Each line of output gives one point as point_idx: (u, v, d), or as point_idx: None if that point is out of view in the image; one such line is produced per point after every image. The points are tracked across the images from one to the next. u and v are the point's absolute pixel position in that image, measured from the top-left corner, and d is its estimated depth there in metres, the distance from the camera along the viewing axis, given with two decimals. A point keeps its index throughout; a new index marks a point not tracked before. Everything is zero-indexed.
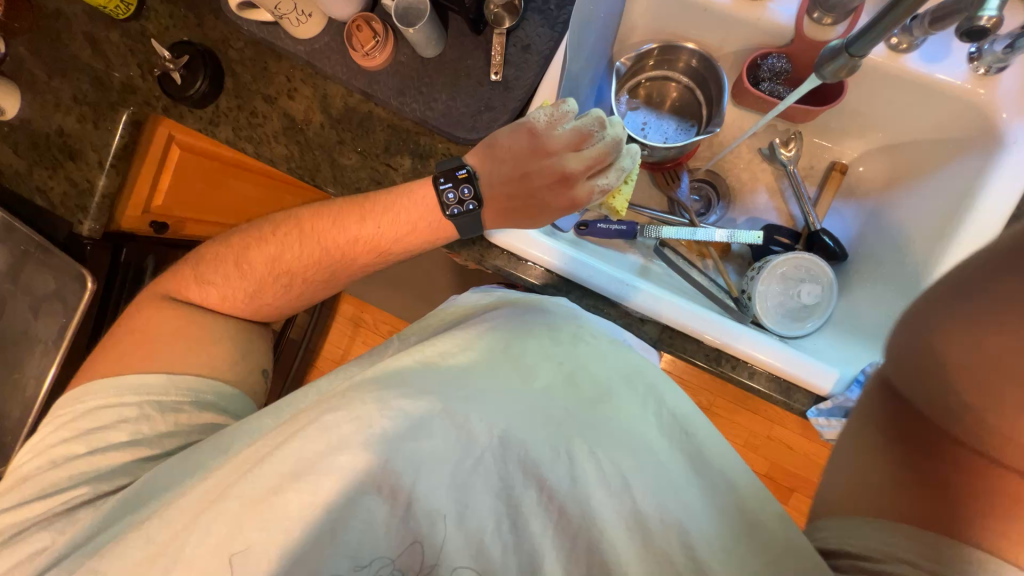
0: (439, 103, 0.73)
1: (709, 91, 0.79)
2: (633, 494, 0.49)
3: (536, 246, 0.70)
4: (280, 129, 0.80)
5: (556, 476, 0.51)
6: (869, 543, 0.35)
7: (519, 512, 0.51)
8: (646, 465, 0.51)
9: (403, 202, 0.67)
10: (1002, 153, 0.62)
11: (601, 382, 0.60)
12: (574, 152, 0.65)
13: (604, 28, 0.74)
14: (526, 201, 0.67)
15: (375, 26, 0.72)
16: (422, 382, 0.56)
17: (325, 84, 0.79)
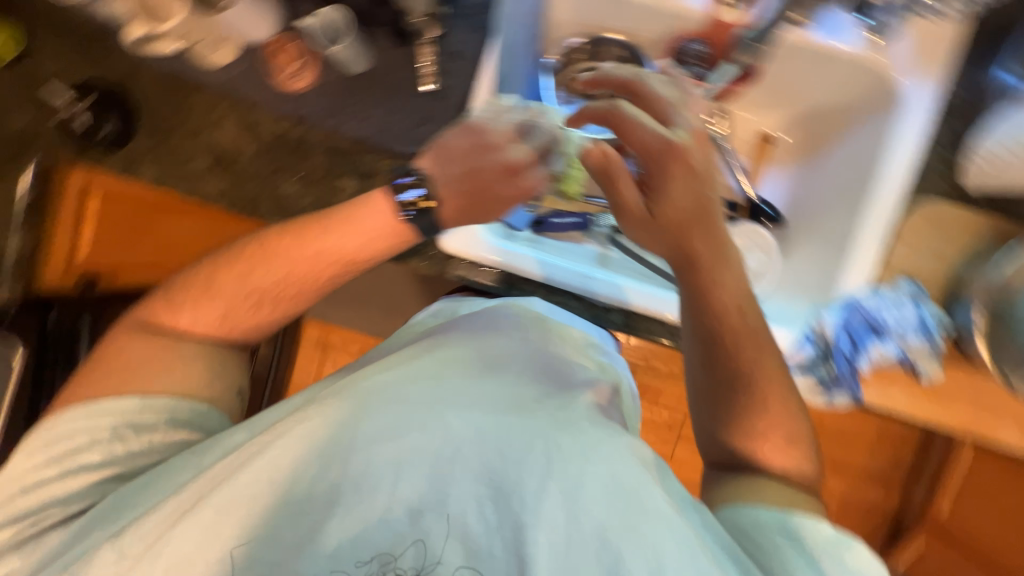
0: (376, 119, 0.72)
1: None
2: (611, 468, 0.49)
3: (490, 251, 0.72)
4: (210, 163, 0.75)
5: (532, 459, 0.50)
6: (780, 548, 0.49)
7: (499, 495, 0.50)
8: (619, 444, 0.51)
9: (363, 211, 0.65)
10: (903, 112, 0.68)
11: (571, 377, 0.61)
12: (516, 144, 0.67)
13: (532, 28, 0.75)
14: (481, 197, 0.65)
15: (296, 47, 0.69)
16: (396, 391, 0.55)
17: (251, 111, 0.74)
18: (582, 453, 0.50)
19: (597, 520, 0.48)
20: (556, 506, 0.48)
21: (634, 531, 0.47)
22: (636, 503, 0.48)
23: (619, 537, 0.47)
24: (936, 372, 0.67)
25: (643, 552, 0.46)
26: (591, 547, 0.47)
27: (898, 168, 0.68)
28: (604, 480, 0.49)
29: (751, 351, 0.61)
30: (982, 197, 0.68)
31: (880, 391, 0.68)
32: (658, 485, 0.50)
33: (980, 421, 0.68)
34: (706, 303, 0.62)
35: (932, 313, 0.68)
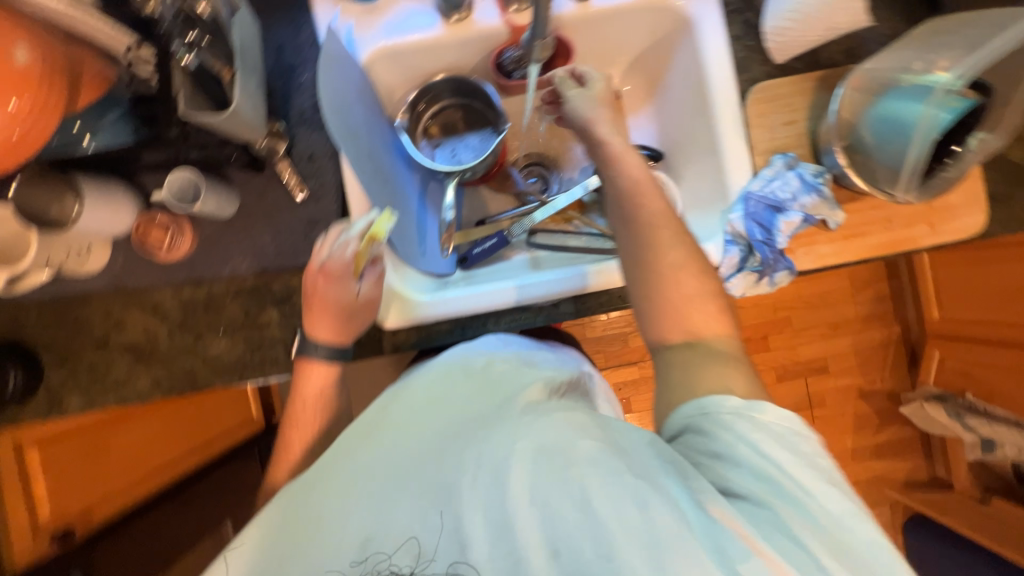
0: (268, 246, 0.73)
1: (477, 99, 0.87)
2: (535, 438, 0.50)
3: (431, 306, 0.75)
4: (131, 363, 0.74)
5: (462, 455, 0.52)
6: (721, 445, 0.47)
7: (440, 496, 0.50)
8: (545, 416, 0.52)
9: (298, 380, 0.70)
10: (698, 26, 0.77)
11: (506, 382, 0.62)
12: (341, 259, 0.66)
13: (369, 103, 0.78)
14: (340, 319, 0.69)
15: (160, 220, 0.70)
16: (346, 449, 0.59)
17: (148, 296, 0.73)
18: (519, 432, 0.51)
19: (524, 490, 0.48)
20: (493, 491, 0.49)
21: (568, 487, 0.47)
22: (570, 461, 0.48)
23: (550, 496, 0.47)
24: (841, 214, 0.72)
25: (575, 505, 0.46)
26: (526, 523, 0.47)
27: (719, 71, 0.76)
28: (539, 447, 0.49)
29: (710, 300, 0.57)
30: (795, 61, 0.76)
31: (809, 253, 0.74)
32: (591, 435, 0.50)
33: (897, 234, 0.75)
34: (615, 202, 0.61)
35: (813, 169, 0.72)
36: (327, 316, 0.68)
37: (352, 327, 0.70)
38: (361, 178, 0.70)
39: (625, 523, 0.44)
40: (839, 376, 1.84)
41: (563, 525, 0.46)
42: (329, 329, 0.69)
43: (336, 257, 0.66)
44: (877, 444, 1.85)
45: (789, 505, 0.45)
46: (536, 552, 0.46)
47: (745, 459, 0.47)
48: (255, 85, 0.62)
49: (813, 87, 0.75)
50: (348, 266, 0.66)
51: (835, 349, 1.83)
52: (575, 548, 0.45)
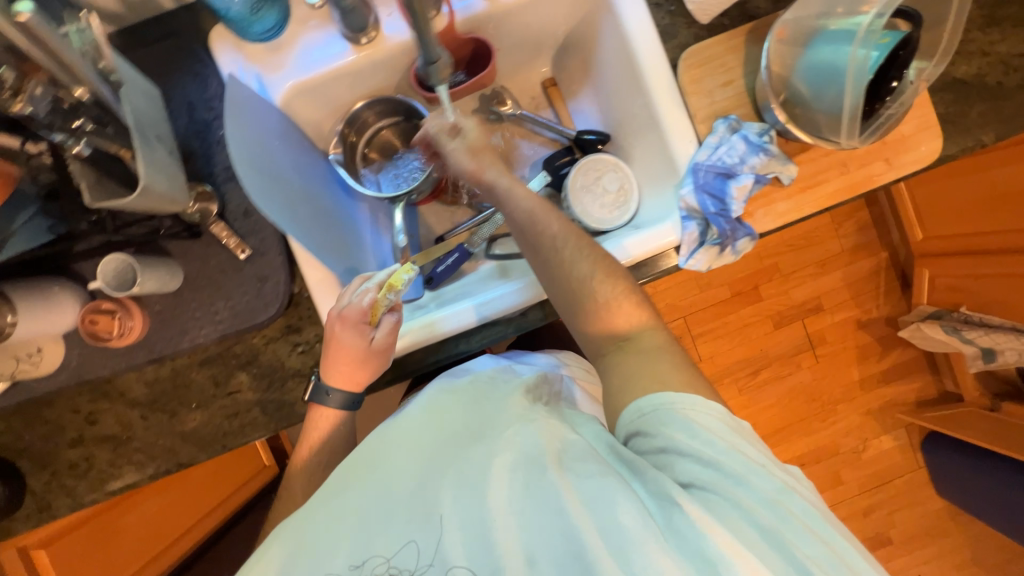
0: (222, 311, 0.71)
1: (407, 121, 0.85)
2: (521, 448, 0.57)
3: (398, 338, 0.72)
4: (111, 455, 0.72)
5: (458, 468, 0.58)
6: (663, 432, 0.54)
7: (432, 513, 0.54)
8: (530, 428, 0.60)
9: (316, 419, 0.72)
10: (615, 0, 0.74)
11: (493, 398, 0.68)
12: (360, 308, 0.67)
13: (297, 144, 0.76)
14: (352, 366, 0.68)
15: (106, 307, 0.66)
16: (346, 478, 0.61)
17: (113, 384, 0.72)
18: (511, 450, 0.57)
19: (508, 504, 0.53)
20: (478, 503, 0.53)
21: (547, 494, 0.52)
22: (552, 472, 0.54)
23: (531, 505, 0.52)
24: (793, 168, 0.70)
25: (553, 510, 0.51)
26: (509, 531, 0.51)
27: (646, 43, 0.73)
28: (526, 461, 0.55)
29: (622, 297, 0.64)
30: (721, 19, 0.73)
31: (770, 212, 0.72)
32: (571, 448, 0.57)
33: (854, 176, 0.73)
34: (528, 238, 0.67)
35: (757, 128, 0.70)
36: (340, 365, 0.68)
37: (366, 374, 0.70)
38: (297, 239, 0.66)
39: (595, 521, 0.50)
40: (834, 311, 1.83)
41: (541, 531, 0.51)
42: (345, 377, 0.69)
43: (353, 306, 0.67)
44: (883, 370, 1.86)
45: (733, 486, 0.50)
46: (515, 554, 0.50)
47: (689, 450, 0.53)
48: (165, 154, 0.59)
49: (744, 42, 0.72)
50: (365, 314, 0.67)
51: (826, 285, 1.82)
52: (550, 549, 0.50)
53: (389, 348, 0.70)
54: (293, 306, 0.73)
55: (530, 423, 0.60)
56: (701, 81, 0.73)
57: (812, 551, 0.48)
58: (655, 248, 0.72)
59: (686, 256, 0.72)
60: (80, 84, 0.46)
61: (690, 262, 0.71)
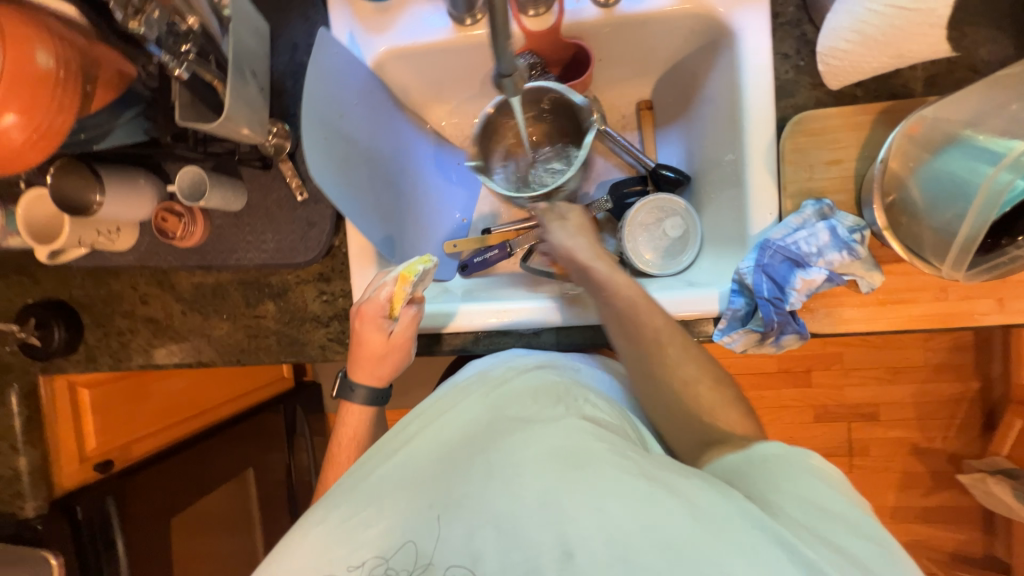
0: (269, 241, 0.76)
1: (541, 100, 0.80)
2: (577, 450, 0.53)
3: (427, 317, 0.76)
4: (151, 334, 0.82)
5: (499, 459, 0.54)
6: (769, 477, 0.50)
7: (452, 502, 0.52)
8: (584, 435, 0.55)
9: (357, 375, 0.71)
10: (738, 40, 0.67)
11: (548, 395, 0.63)
12: (378, 301, 0.69)
13: (378, 105, 0.77)
14: (371, 361, 0.71)
15: (178, 208, 0.74)
16: (399, 452, 0.60)
17: (168, 276, 0.81)
18: (560, 438, 0.55)
19: (538, 489, 0.51)
20: (507, 496, 0.51)
21: (579, 490, 0.50)
22: (584, 465, 0.51)
23: (563, 496, 0.50)
24: (878, 277, 0.61)
25: (590, 504, 0.48)
26: (542, 518, 0.49)
27: (758, 94, 0.66)
28: (553, 453, 0.53)
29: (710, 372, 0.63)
30: (855, 88, 0.64)
31: (833, 316, 0.64)
32: (601, 446, 0.53)
33: (952, 306, 0.63)
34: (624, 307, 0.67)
35: (851, 222, 0.61)
36: (363, 361, 0.71)
37: (387, 366, 0.72)
38: (358, 225, 0.69)
39: (636, 534, 0.46)
40: (890, 426, 1.61)
41: (577, 523, 0.48)
42: (369, 371, 0.71)
43: (373, 300, 0.68)
44: (924, 507, 1.62)
45: (791, 515, 0.47)
46: (551, 549, 0.47)
47: (759, 490, 0.49)
48: (257, 89, 0.63)
49: (870, 122, 0.63)
50: (383, 307, 0.68)
51: (890, 396, 1.59)
52: (588, 548, 0.46)
53: (408, 340, 0.71)
54: (330, 256, 0.77)
55: (560, 415, 0.59)
56: (805, 152, 0.65)
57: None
58: (693, 313, 0.68)
59: (722, 331, 0.67)
60: (194, 13, 0.53)
61: (723, 339, 0.66)
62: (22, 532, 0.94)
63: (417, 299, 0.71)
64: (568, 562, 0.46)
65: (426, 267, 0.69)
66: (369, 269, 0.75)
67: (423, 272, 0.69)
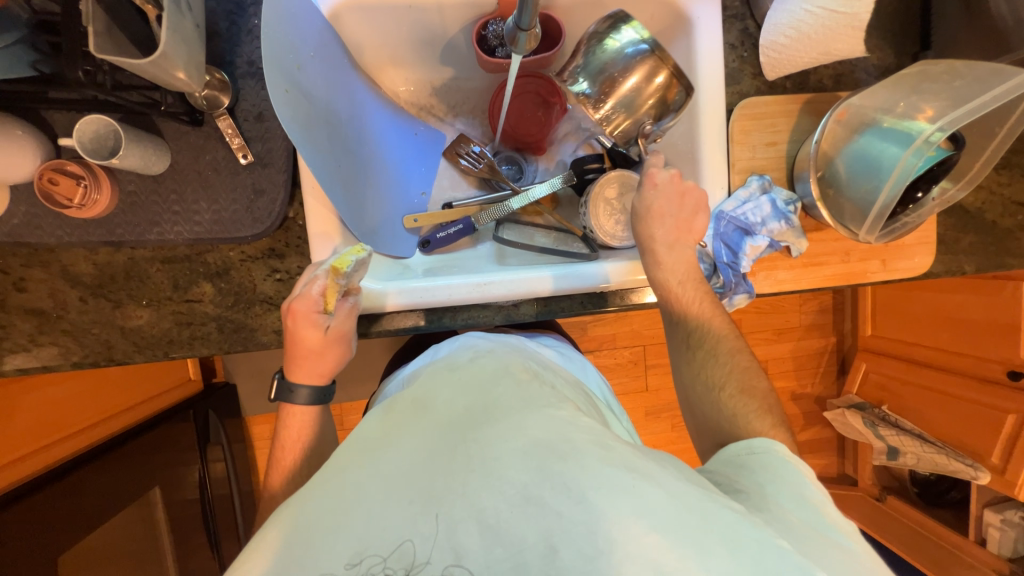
0: (203, 212, 0.65)
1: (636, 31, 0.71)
2: (562, 436, 0.47)
3: (399, 295, 0.72)
4: (34, 329, 0.65)
5: (474, 453, 0.47)
6: (785, 479, 0.51)
7: (437, 496, 0.44)
8: (569, 422, 0.49)
9: (296, 374, 0.63)
10: (695, 27, 0.73)
11: (523, 378, 0.57)
12: (307, 296, 0.60)
13: (332, 59, 0.69)
14: (306, 359, 0.62)
15: (72, 169, 0.59)
16: (365, 447, 0.51)
17: (56, 256, 0.65)
18: (537, 427, 0.48)
19: (521, 482, 0.44)
20: (488, 491, 0.44)
21: (568, 483, 0.43)
22: (568, 456, 0.45)
23: (551, 488, 0.43)
24: (804, 243, 0.73)
25: (572, 498, 0.42)
26: (526, 511, 0.42)
27: (712, 78, 0.73)
28: (537, 445, 0.46)
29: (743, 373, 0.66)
30: (787, 81, 0.74)
31: (770, 277, 0.75)
32: (583, 436, 0.47)
33: (853, 267, 0.77)
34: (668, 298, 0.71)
35: (785, 196, 0.71)
36: (296, 360, 0.62)
37: (329, 363, 0.63)
38: (324, 188, 0.63)
39: (629, 528, 0.41)
40: (776, 378, 1.90)
41: (563, 517, 0.42)
42: (308, 369, 0.62)
43: (302, 296, 0.60)
44: (799, 441, 1.97)
45: (791, 509, 0.48)
46: (533, 542, 0.41)
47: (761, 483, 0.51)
48: (192, 25, 0.53)
49: (797, 110, 0.74)
50: (314, 301, 0.60)
51: (775, 353, 1.89)
52: (573, 542, 0.41)
53: (348, 333, 0.64)
54: (283, 229, 0.68)
55: (548, 402, 0.52)
56: (749, 134, 0.74)
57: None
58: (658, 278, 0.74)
59: None
60: None
61: None
62: None
63: (352, 291, 0.64)
64: (552, 556, 0.41)
65: (363, 254, 0.62)
66: (330, 242, 0.68)
67: (359, 262, 0.61)
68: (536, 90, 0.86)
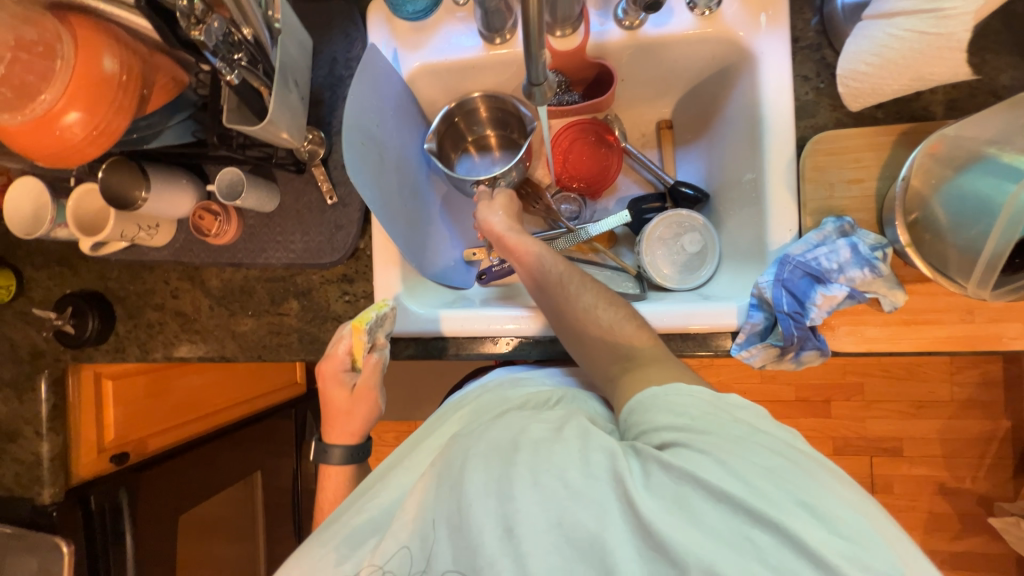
0: (296, 242, 0.79)
1: (514, 131, 0.88)
2: (511, 432, 0.52)
3: (447, 322, 0.76)
4: (178, 327, 0.85)
5: (447, 459, 0.54)
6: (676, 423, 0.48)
7: (423, 509, 0.51)
8: (524, 419, 0.54)
9: (333, 431, 0.72)
10: (759, 62, 0.69)
11: (504, 399, 0.63)
12: (335, 355, 0.69)
13: (407, 116, 0.81)
14: (336, 416, 0.71)
15: (214, 208, 0.78)
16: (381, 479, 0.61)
17: (200, 273, 0.84)
18: (498, 427, 0.54)
19: (481, 479, 0.48)
20: (455, 491, 0.49)
21: (517, 468, 0.47)
22: (523, 448, 0.49)
23: (504, 478, 0.47)
24: (901, 296, 0.61)
25: (520, 481, 0.46)
26: (483, 503, 0.46)
27: (779, 112, 0.67)
28: (495, 444, 0.51)
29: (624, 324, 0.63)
30: (876, 111, 0.65)
31: (855, 334, 0.64)
32: (539, 429, 0.51)
33: (979, 329, 0.61)
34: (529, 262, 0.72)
35: (872, 240, 0.61)
36: (330, 419, 0.72)
37: (356, 421, 0.72)
38: (384, 224, 0.72)
39: (573, 505, 0.44)
40: (916, 464, 1.51)
41: (518, 502, 0.45)
42: (342, 428, 0.72)
43: (333, 356, 0.70)
44: (953, 551, 1.51)
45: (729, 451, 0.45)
46: (493, 536, 0.44)
47: (655, 424, 0.48)
48: (297, 97, 0.67)
49: (890, 142, 0.64)
50: (343, 359, 0.69)
51: (915, 431, 1.50)
52: (529, 523, 0.44)
53: (373, 389, 0.71)
54: (355, 258, 0.80)
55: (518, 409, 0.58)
56: (825, 170, 0.65)
57: (808, 519, 0.40)
58: (713, 326, 0.68)
59: (741, 345, 0.67)
60: (248, 25, 0.57)
61: (742, 353, 0.67)
62: (37, 520, 0.94)
63: (379, 345, 0.71)
64: (511, 537, 0.44)
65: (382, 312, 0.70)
66: (391, 270, 0.77)
67: (377, 317, 0.69)
68: (595, 132, 0.90)
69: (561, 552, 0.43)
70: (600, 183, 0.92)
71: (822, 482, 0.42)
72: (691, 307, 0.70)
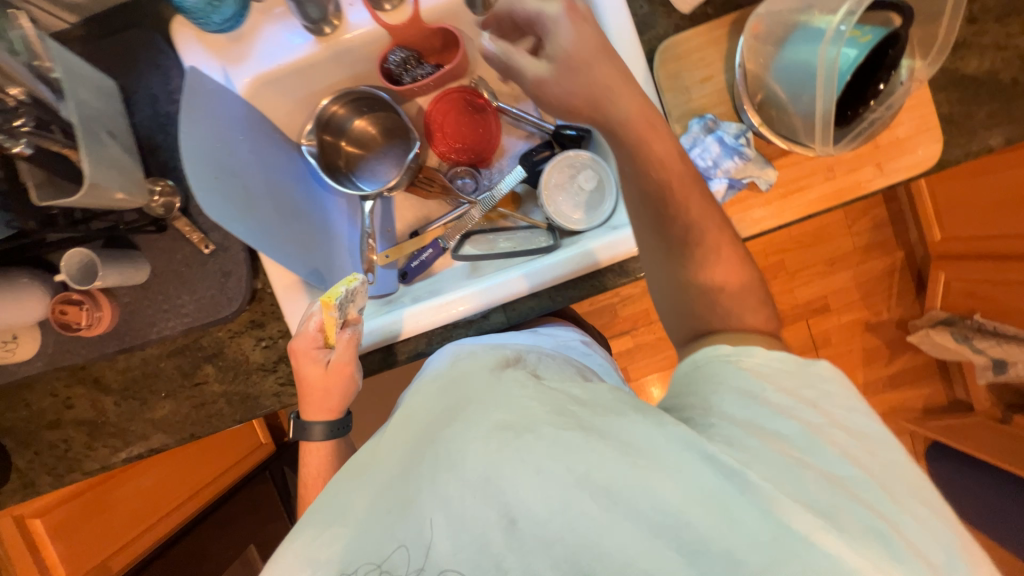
0: (187, 303, 0.72)
1: (385, 112, 0.86)
2: (534, 421, 0.44)
3: (387, 327, 0.74)
4: (87, 437, 0.76)
5: (446, 448, 0.45)
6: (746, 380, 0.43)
7: (414, 497, 0.44)
8: (543, 405, 0.46)
9: (308, 408, 0.70)
10: None
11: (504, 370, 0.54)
12: (307, 334, 0.67)
13: (261, 137, 0.74)
14: (315, 394, 0.68)
15: (74, 297, 0.68)
16: (351, 470, 0.52)
17: (89, 372, 0.75)
18: (520, 412, 0.45)
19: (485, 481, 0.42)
20: (450, 482, 0.43)
21: (536, 463, 0.41)
22: (532, 430, 0.43)
23: (514, 470, 0.41)
24: (772, 172, 0.65)
25: (539, 477, 0.40)
26: (487, 497, 0.41)
27: (623, 32, 0.68)
28: (513, 432, 0.44)
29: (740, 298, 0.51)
30: (706, 8, 0.68)
31: (746, 218, 0.68)
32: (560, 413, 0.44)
33: (841, 181, 0.68)
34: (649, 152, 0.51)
35: (735, 128, 0.64)
36: (309, 399, 0.69)
37: (335, 398, 0.69)
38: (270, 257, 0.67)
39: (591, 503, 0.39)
40: (842, 312, 1.69)
41: (524, 493, 0.40)
42: (319, 406, 0.69)
43: (304, 334, 0.66)
44: (890, 374, 1.73)
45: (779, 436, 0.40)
46: (495, 532, 0.40)
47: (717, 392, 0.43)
48: (119, 150, 0.60)
49: (725, 34, 0.67)
50: (316, 338, 0.67)
51: (834, 284, 1.68)
52: (533, 513, 0.40)
53: (350, 367, 0.69)
54: (257, 301, 0.74)
55: (520, 378, 0.51)
56: (678, 76, 0.68)
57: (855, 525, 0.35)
58: (624, 253, 0.71)
59: None
60: (17, 85, 0.50)
61: None
62: None
63: (351, 321, 0.69)
64: (514, 530, 0.40)
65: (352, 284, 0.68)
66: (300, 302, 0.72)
67: (348, 291, 0.67)
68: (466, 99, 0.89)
69: (565, 548, 0.38)
70: (487, 149, 0.91)
71: (903, 510, 0.37)
72: (606, 239, 0.72)
